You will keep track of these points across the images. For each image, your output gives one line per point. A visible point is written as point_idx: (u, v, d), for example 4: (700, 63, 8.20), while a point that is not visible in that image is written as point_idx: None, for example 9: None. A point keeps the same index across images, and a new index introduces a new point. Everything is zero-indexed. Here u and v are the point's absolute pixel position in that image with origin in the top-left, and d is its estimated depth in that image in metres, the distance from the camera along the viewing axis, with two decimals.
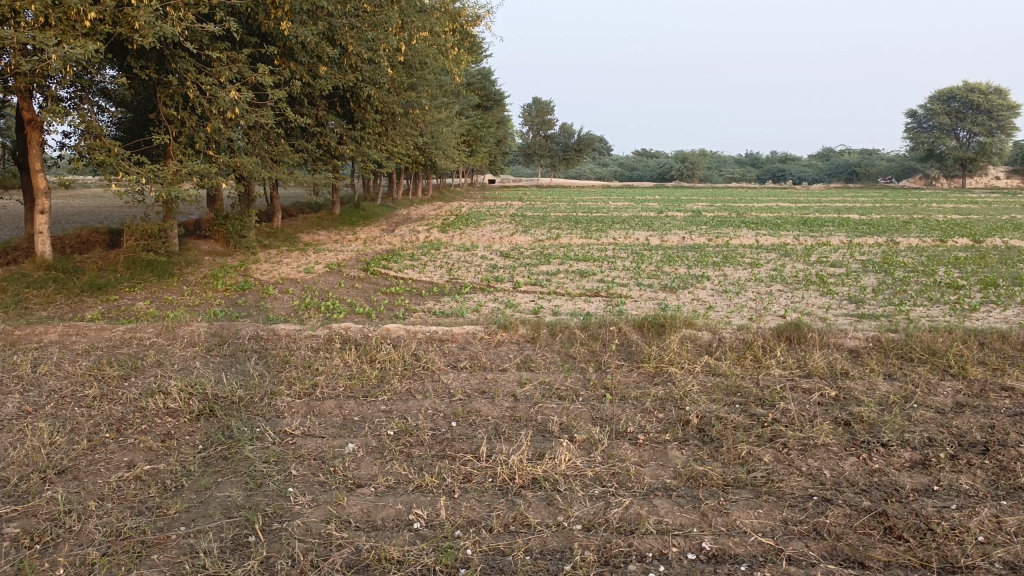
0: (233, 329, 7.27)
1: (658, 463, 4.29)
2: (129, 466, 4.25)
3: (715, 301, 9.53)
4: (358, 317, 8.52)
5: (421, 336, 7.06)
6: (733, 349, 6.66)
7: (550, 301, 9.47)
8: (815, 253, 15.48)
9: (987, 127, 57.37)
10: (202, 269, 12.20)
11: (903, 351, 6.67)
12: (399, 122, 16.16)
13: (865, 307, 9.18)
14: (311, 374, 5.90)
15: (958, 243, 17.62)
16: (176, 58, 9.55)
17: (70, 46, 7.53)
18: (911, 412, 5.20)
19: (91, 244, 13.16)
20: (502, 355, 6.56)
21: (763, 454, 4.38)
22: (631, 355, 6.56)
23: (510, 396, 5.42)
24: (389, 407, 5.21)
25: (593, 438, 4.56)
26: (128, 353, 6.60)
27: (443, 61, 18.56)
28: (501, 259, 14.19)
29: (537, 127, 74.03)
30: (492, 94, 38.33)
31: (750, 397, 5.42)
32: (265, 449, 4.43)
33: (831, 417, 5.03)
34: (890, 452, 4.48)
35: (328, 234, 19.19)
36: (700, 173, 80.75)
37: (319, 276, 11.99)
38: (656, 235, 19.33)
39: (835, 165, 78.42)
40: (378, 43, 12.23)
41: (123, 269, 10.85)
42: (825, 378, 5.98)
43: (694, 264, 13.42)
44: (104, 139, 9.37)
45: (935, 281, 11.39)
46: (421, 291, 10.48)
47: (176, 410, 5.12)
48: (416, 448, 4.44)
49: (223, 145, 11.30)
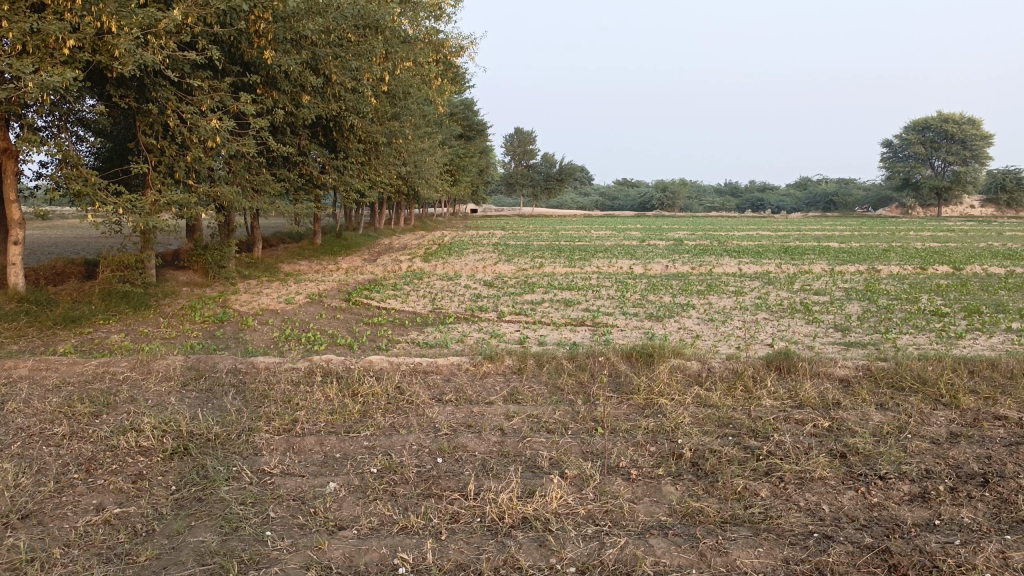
0: (210, 363, 7.07)
1: (652, 499, 4.14)
2: (97, 509, 4.04)
3: (702, 330, 9.45)
4: (340, 349, 8.33)
5: (405, 368, 6.89)
6: (723, 379, 6.55)
7: (536, 331, 9.34)
8: (799, 281, 15.50)
9: (961, 156, 58.54)
10: (180, 301, 11.97)
11: (894, 380, 6.59)
12: (381, 152, 16.09)
13: (852, 336, 9.13)
14: (290, 409, 5.71)
15: (938, 270, 17.76)
16: (156, 87, 9.42)
17: (46, 74, 7.39)
18: (907, 443, 5.10)
19: (66, 275, 12.90)
20: (488, 387, 6.40)
21: (760, 489, 4.24)
22: (620, 386, 6.43)
23: (497, 430, 5.26)
24: (372, 443, 5.03)
25: (584, 474, 4.41)
26: (100, 389, 6.38)
27: (426, 91, 18.58)
28: (485, 289, 14.07)
29: (518, 157, 74.48)
30: (474, 125, 38.51)
31: (743, 429, 5.29)
32: (242, 490, 4.24)
33: (826, 449, 4.91)
34: (888, 485, 4.36)
35: (309, 264, 19.00)
36: (680, 203, 81.42)
37: (300, 307, 11.80)
38: (639, 263, 19.34)
39: (813, 194, 79.39)
40: (361, 73, 12.18)
41: (98, 301, 10.61)
42: (817, 408, 5.87)
43: (679, 293, 13.37)
44: (80, 169, 9.19)
45: (919, 308, 11.41)
46: (404, 322, 10.31)
47: (149, 449, 4.91)
48: (400, 487, 4.27)
49: (203, 175, 11.14)
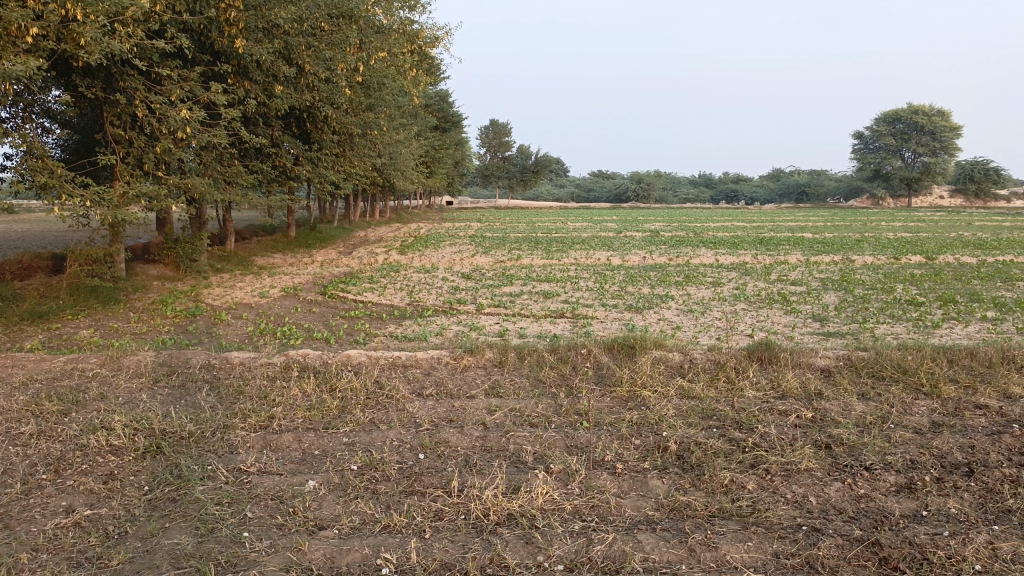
0: (183, 358, 6.89)
1: (638, 493, 4.08)
2: (66, 511, 3.89)
3: (682, 321, 9.42)
4: (316, 343, 8.18)
5: (384, 362, 6.77)
6: (705, 370, 6.52)
7: (515, 323, 9.26)
8: (776, 272, 15.56)
9: (930, 148, 59.43)
10: (150, 295, 11.72)
11: (875, 370, 6.59)
12: (356, 143, 15.87)
13: (831, 326, 9.15)
14: (267, 405, 5.57)
15: (912, 260, 17.95)
16: (123, 76, 9.17)
17: (8, 62, 7.12)
18: (891, 433, 5.09)
19: (33, 270, 12.57)
20: (469, 381, 6.31)
21: (747, 481, 4.20)
22: (602, 378, 6.37)
23: (480, 425, 5.17)
24: (351, 439, 4.91)
25: (569, 468, 4.34)
26: (69, 386, 6.18)
27: (401, 82, 18.37)
28: (462, 281, 13.95)
29: (494, 148, 74.24)
30: (449, 116, 38.28)
31: (727, 421, 5.25)
32: (218, 490, 4.10)
33: (811, 440, 4.89)
34: (874, 477, 4.34)
35: (283, 257, 18.72)
36: (656, 194, 81.68)
37: (274, 300, 11.61)
38: (616, 255, 19.34)
39: (786, 185, 80.10)
40: (335, 63, 11.98)
41: (66, 296, 10.34)
42: (800, 399, 5.85)
43: (657, 284, 13.35)
44: (46, 159, 8.92)
45: (895, 298, 11.48)
46: (381, 315, 10.18)
47: (120, 448, 4.76)
48: (382, 484, 4.16)
49: (173, 166, 10.89)
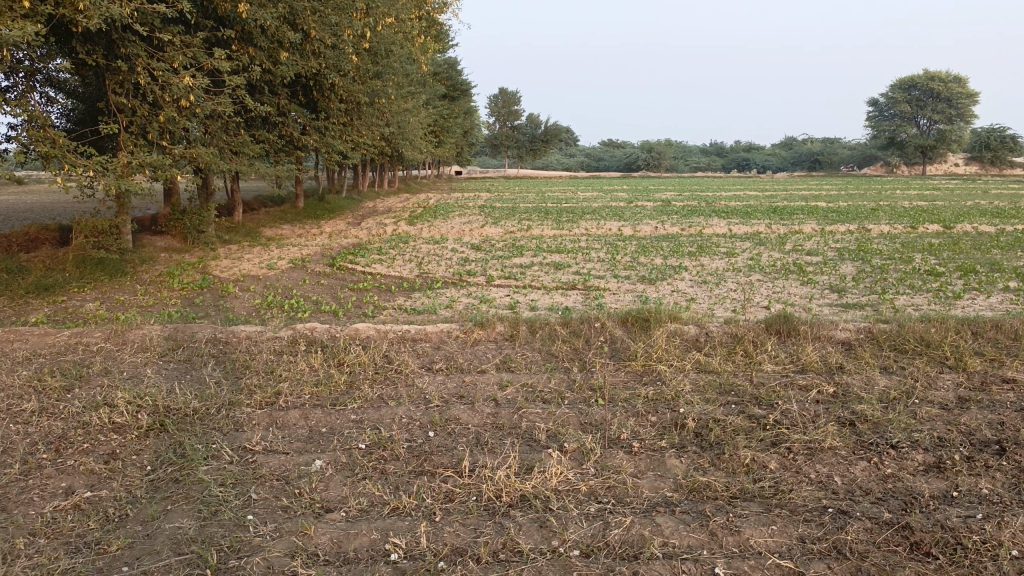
0: (189, 332, 6.77)
1: (656, 474, 3.93)
2: (67, 493, 3.77)
3: (696, 292, 9.22)
4: (324, 316, 8.05)
5: (392, 335, 6.63)
6: (722, 344, 6.34)
7: (526, 296, 9.09)
8: (791, 242, 15.29)
9: (946, 115, 58.26)
10: (158, 267, 11.61)
11: (897, 342, 6.40)
12: (363, 112, 15.62)
13: (849, 297, 8.94)
14: (273, 381, 5.44)
15: (929, 229, 17.62)
16: (123, 43, 8.89)
17: (4, 29, 6.91)
18: (916, 409, 4.92)
19: (40, 242, 12.46)
20: (480, 355, 6.16)
21: (768, 461, 4.04)
22: (616, 352, 6.20)
23: (491, 401, 5.03)
24: (359, 416, 4.78)
25: (584, 447, 4.19)
26: (73, 361, 6.07)
27: (407, 49, 18.03)
28: (472, 252, 13.77)
29: (503, 118, 73.54)
30: (457, 85, 37.82)
31: (746, 396, 5.09)
32: (221, 470, 3.98)
33: (834, 417, 4.72)
34: (901, 455, 4.18)
35: (292, 228, 18.58)
36: (666, 163, 80.87)
37: (283, 272, 11.48)
38: (627, 225, 19.10)
39: (799, 154, 79.17)
40: (340, 28, 11.78)
41: (72, 268, 10.25)
42: (821, 373, 5.67)
43: (670, 254, 13.14)
44: (46, 129, 8.73)
45: (914, 268, 11.23)
46: (390, 287, 10.03)
47: (124, 426, 4.64)
48: (390, 463, 4.03)
49: (178, 136, 10.69)
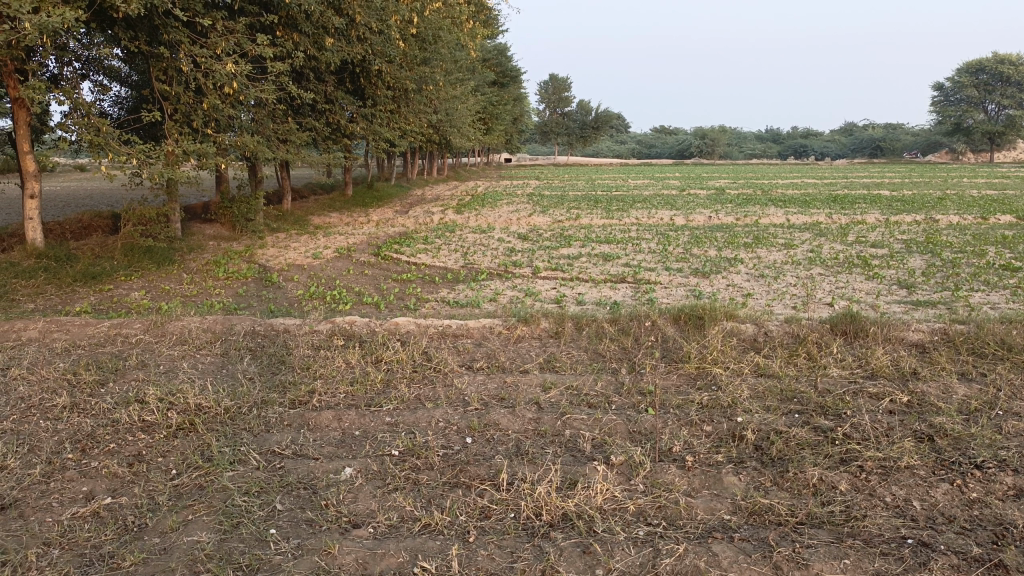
0: (227, 324, 6.62)
1: (712, 492, 3.59)
2: (86, 499, 3.60)
3: (753, 287, 8.78)
4: (365, 309, 7.86)
5: (433, 331, 6.38)
6: (783, 345, 5.93)
7: (573, 289, 8.76)
8: (853, 233, 14.62)
9: (1016, 99, 55.66)
10: (205, 255, 11.58)
11: (975, 346, 5.89)
12: (411, 98, 15.42)
13: (919, 294, 8.39)
14: (308, 378, 5.24)
15: (1001, 219, 16.69)
16: (167, 29, 8.77)
17: (45, 15, 6.80)
18: (1002, 422, 4.46)
19: (92, 230, 12.58)
20: (523, 354, 5.87)
21: (838, 482, 3.67)
22: (669, 352, 5.84)
23: (533, 405, 4.74)
24: (395, 419, 4.53)
25: (633, 460, 3.86)
26: (110, 354, 5.96)
27: (456, 34, 17.75)
28: (519, 242, 13.46)
29: (553, 104, 72.80)
30: (507, 71, 37.42)
31: (810, 405, 4.70)
32: (247, 477, 3.77)
33: (910, 430, 4.30)
34: (987, 478, 3.75)
35: (340, 216, 18.53)
36: (720, 150, 79.21)
37: (327, 262, 11.35)
38: (680, 214, 18.54)
39: (859, 140, 76.75)
40: (387, 13, 11.56)
41: (121, 256, 10.26)
42: (892, 380, 5.23)
43: (725, 246, 12.64)
44: (91, 117, 8.69)
45: (987, 262, 10.55)
46: (434, 278, 9.80)
47: (153, 425, 4.48)
48: (423, 474, 3.77)
49: (224, 123, 10.61)
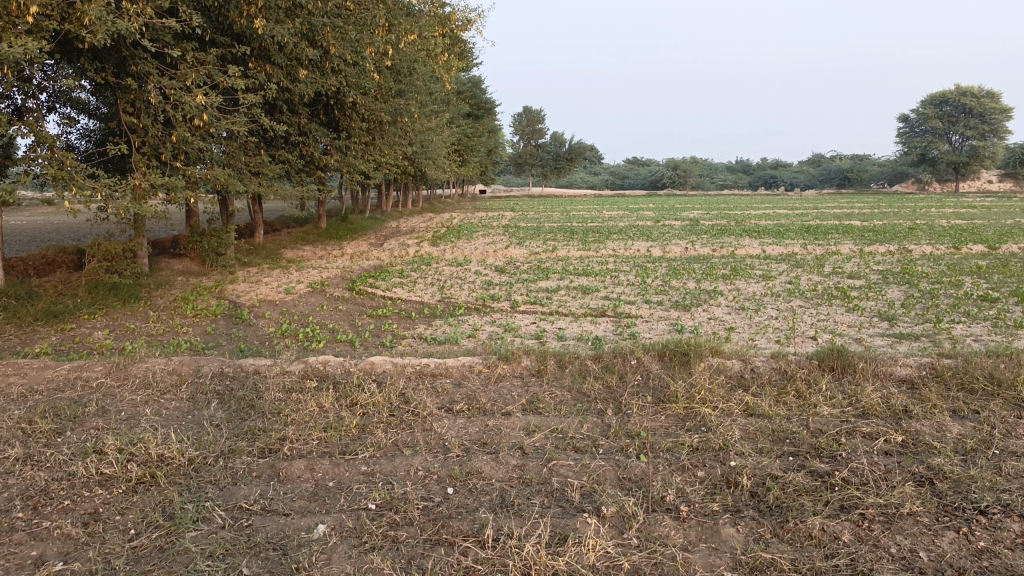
0: (193, 366, 6.32)
1: (710, 546, 3.38)
2: (35, 565, 3.31)
3: (734, 320, 8.68)
4: (340, 347, 7.61)
5: (410, 370, 6.15)
6: (771, 382, 5.78)
7: (553, 324, 8.59)
8: (829, 263, 14.65)
9: (979, 131, 57.10)
10: (173, 291, 11.26)
11: (964, 381, 5.78)
12: (386, 131, 15.28)
13: (901, 326, 8.34)
14: (279, 424, 4.97)
15: (973, 249, 16.87)
16: (135, 61, 8.55)
17: (7, 45, 6.54)
18: (1001, 462, 4.32)
19: (56, 266, 12.20)
20: (505, 394, 5.64)
21: (840, 532, 3.49)
22: (654, 391, 5.66)
23: (517, 450, 4.52)
24: (371, 468, 4.28)
25: (626, 511, 3.65)
26: (68, 400, 5.63)
27: (431, 66, 17.71)
28: (496, 275, 13.30)
29: (528, 136, 73.30)
30: (482, 103, 37.60)
31: (803, 447, 4.53)
32: (211, 537, 3.50)
33: (908, 473, 4.14)
34: (993, 524, 3.58)
35: (313, 249, 18.26)
36: (692, 181, 80.16)
37: (300, 297, 11.09)
38: (656, 245, 18.54)
39: (827, 172, 78.22)
40: (362, 45, 11.44)
41: (85, 293, 9.91)
42: (884, 418, 5.08)
43: (703, 277, 12.59)
44: (55, 150, 8.42)
45: (965, 292, 10.58)
46: (410, 314, 9.56)
47: (111, 478, 4.19)
48: (403, 530, 3.53)
49: (193, 156, 10.37)
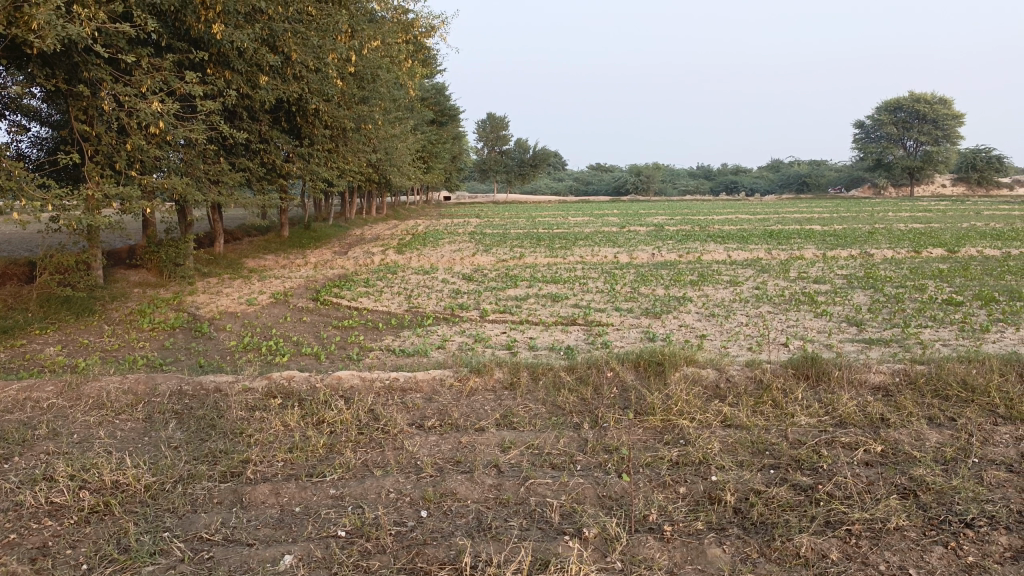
0: (151, 384, 6.04)
1: (697, 568, 3.26)
2: None
3: (705, 327, 8.64)
4: (305, 361, 7.38)
5: (379, 385, 5.95)
6: (747, 392, 5.71)
7: (524, 333, 8.45)
8: (795, 268, 14.75)
9: (932, 136, 58.43)
10: (130, 304, 10.88)
11: (938, 387, 5.76)
12: (349, 138, 15.04)
13: (870, 331, 8.36)
14: (242, 445, 4.75)
15: (933, 253, 17.13)
16: (87, 66, 8.23)
17: None
18: (981, 472, 4.27)
19: (6, 279, 11.73)
20: (478, 409, 5.47)
21: (828, 550, 3.40)
22: (631, 403, 5.54)
23: (492, 469, 4.36)
24: (340, 491, 4.09)
25: (608, 532, 3.52)
26: (16, 422, 5.32)
27: (394, 74, 17.51)
28: (464, 283, 13.12)
29: (491, 142, 73.22)
30: (446, 110, 37.40)
31: (784, 458, 4.45)
32: (170, 572, 3.28)
33: (890, 485, 4.07)
34: (981, 538, 3.52)
35: (275, 258, 17.88)
36: (655, 186, 80.81)
37: (263, 308, 10.79)
38: (623, 251, 18.52)
39: (786, 177, 79.48)
40: (324, 51, 11.22)
41: (35, 307, 9.51)
42: (862, 427, 5.03)
43: (671, 284, 12.56)
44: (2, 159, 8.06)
45: (929, 296, 10.68)
46: (377, 324, 9.34)
47: (62, 508, 3.93)
48: (376, 559, 3.35)
49: (149, 165, 10.04)
